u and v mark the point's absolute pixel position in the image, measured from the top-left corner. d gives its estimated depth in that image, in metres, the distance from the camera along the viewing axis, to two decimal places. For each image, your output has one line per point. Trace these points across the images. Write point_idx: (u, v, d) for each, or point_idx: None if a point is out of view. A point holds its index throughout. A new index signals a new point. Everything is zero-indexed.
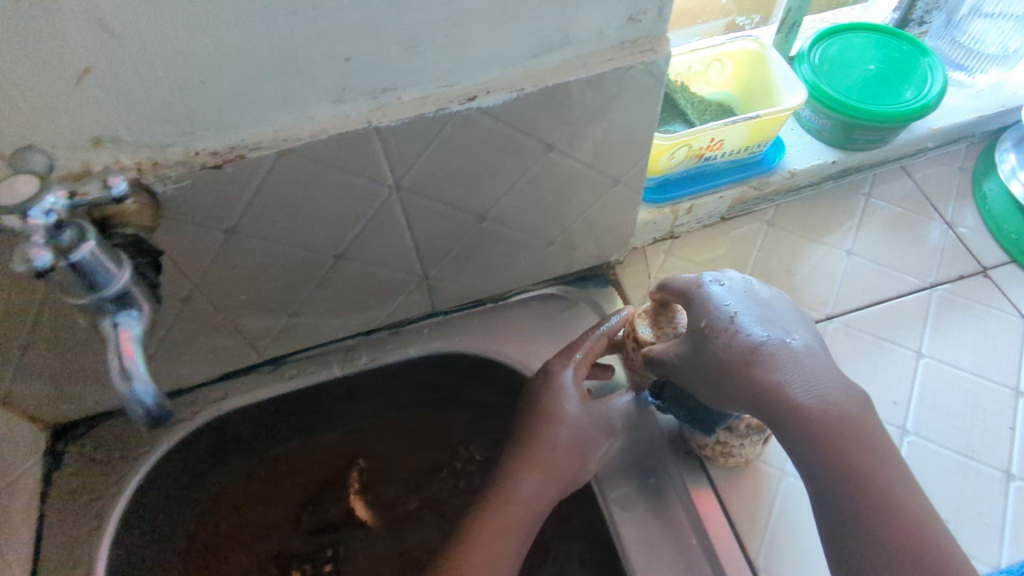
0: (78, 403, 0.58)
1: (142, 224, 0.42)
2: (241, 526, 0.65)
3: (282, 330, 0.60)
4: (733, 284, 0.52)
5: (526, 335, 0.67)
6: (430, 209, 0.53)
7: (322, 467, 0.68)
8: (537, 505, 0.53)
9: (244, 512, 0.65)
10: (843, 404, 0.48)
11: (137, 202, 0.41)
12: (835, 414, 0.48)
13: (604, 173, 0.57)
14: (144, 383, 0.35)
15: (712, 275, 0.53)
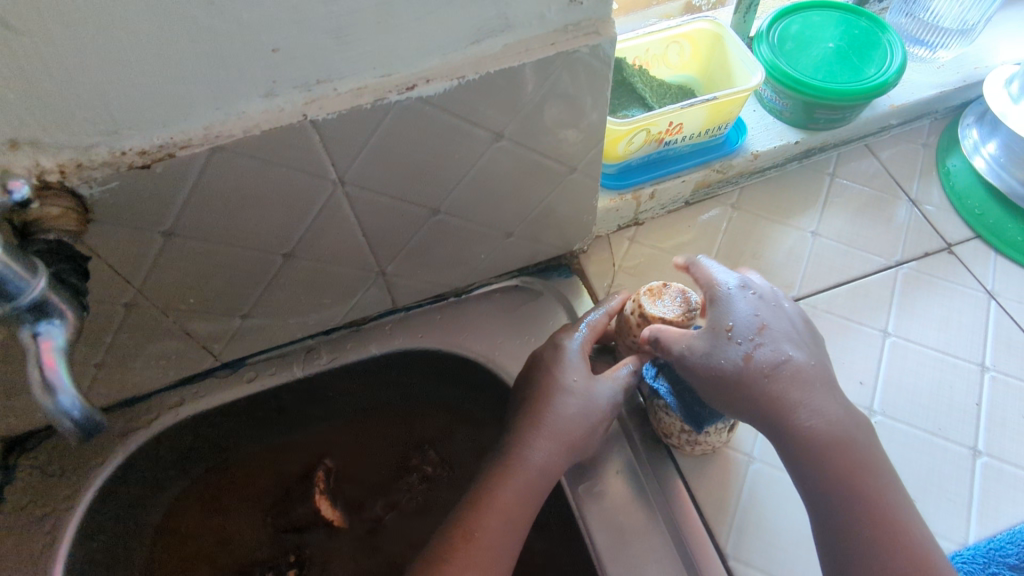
0: (25, 415, 0.57)
1: (66, 229, 0.41)
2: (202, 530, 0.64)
3: (237, 333, 0.59)
4: (761, 292, 0.53)
5: (490, 328, 0.66)
6: (379, 203, 0.51)
7: (285, 469, 0.67)
8: (534, 488, 0.51)
9: (207, 522, 0.64)
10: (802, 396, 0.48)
11: (58, 205, 0.40)
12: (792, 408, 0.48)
13: (559, 160, 0.55)
14: (70, 396, 0.34)
15: (740, 281, 0.54)
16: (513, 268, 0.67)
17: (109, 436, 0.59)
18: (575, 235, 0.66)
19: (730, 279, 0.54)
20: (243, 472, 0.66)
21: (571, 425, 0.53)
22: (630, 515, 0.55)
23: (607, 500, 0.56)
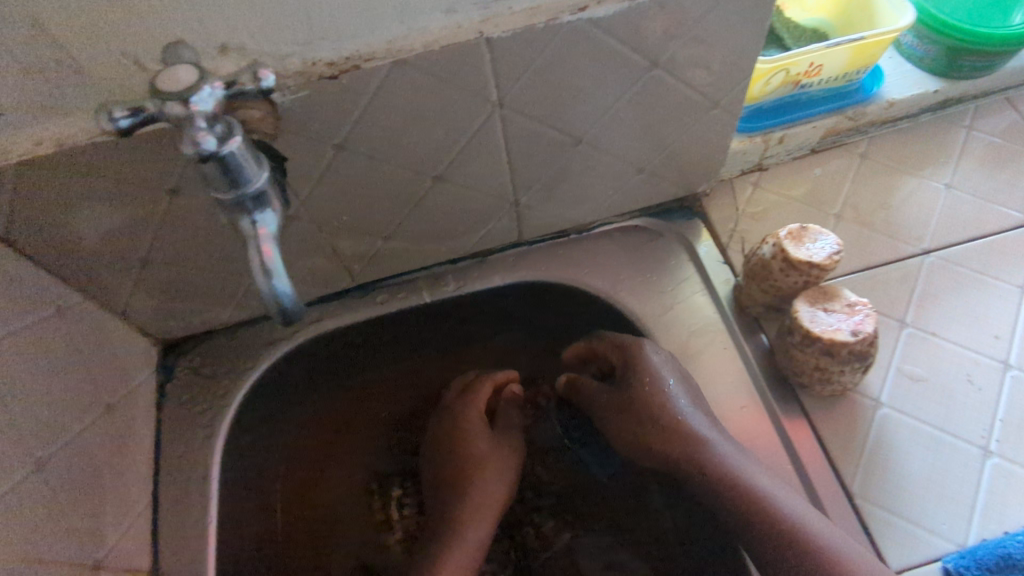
0: (186, 319, 0.62)
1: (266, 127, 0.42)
2: (336, 442, 0.70)
3: (375, 255, 0.62)
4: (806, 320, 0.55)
5: (611, 265, 0.67)
6: (528, 130, 0.53)
7: (409, 393, 0.72)
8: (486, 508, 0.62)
9: (340, 443, 0.70)
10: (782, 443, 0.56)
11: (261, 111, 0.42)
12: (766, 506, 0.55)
13: (702, 95, 0.55)
14: (282, 281, 0.37)
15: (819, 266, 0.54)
16: (636, 207, 0.68)
17: (255, 344, 0.65)
18: (700, 175, 0.66)
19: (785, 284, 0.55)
20: (370, 395, 0.71)
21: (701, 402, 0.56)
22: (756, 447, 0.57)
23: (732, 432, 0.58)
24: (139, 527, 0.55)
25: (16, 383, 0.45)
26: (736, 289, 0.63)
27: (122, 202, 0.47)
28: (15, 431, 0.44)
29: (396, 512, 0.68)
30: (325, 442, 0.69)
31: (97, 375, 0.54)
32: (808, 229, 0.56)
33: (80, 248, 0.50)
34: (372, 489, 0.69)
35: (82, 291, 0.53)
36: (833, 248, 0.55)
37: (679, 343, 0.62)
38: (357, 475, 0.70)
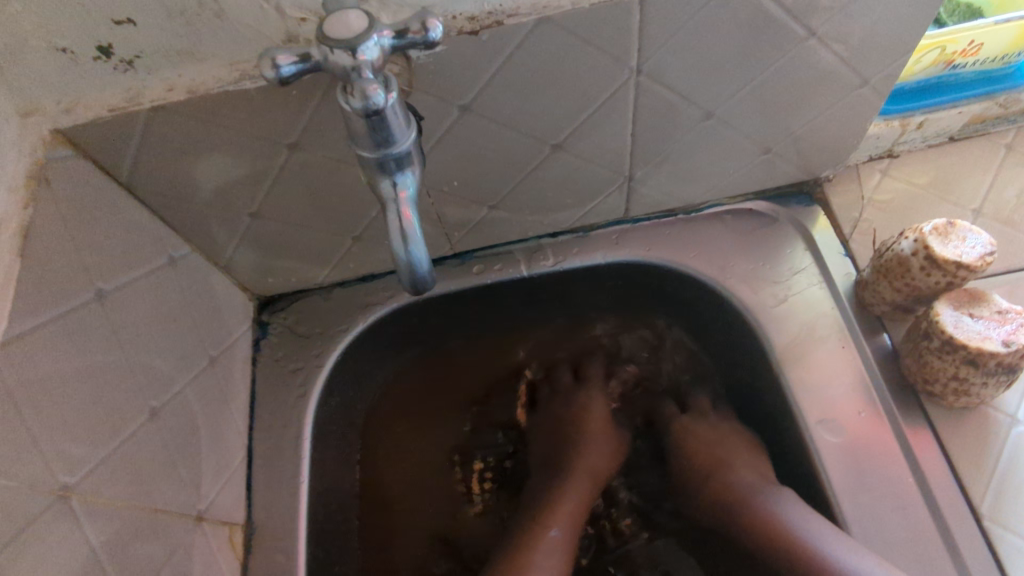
0: (284, 277, 0.62)
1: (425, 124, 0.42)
2: (425, 414, 0.71)
3: (479, 224, 0.60)
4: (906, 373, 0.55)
5: (721, 250, 0.63)
6: (660, 100, 0.49)
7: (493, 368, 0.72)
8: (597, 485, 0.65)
9: (425, 410, 0.71)
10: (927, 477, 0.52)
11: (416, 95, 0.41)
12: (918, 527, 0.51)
13: (851, 71, 0.51)
14: (419, 247, 0.35)
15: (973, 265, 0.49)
16: (752, 189, 0.63)
17: (349, 306, 0.64)
18: (827, 160, 0.61)
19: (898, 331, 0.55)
20: (451, 362, 0.71)
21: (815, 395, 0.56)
22: (876, 455, 0.53)
23: (849, 436, 0.54)
24: (236, 480, 0.55)
25: (133, 329, 0.45)
26: (859, 285, 0.59)
27: (242, 154, 0.46)
28: (133, 377, 0.44)
29: (477, 485, 0.70)
30: (410, 410, 0.70)
31: (202, 325, 0.54)
32: (955, 225, 0.51)
33: (195, 198, 0.49)
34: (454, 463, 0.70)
35: (191, 242, 0.53)
36: (983, 246, 0.50)
37: (792, 337, 0.59)
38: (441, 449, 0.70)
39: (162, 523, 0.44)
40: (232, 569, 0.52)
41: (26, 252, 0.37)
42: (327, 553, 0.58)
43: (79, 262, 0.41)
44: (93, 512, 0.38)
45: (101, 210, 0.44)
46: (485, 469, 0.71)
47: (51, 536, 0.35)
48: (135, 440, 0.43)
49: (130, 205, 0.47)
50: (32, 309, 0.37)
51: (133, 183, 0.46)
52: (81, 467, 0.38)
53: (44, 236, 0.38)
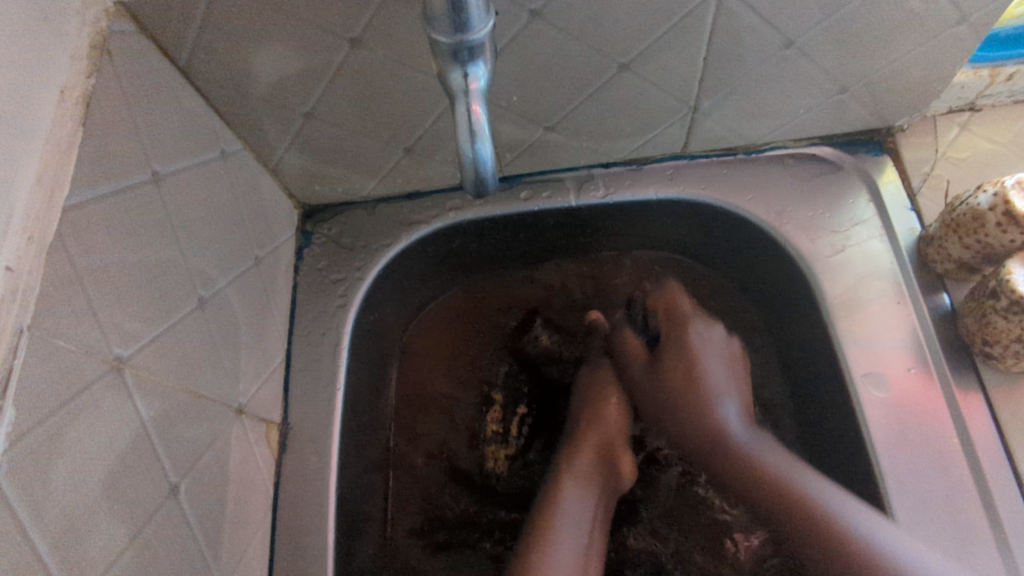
0: (330, 186, 0.61)
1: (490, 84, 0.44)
2: (446, 346, 0.70)
3: (532, 146, 0.58)
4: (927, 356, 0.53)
5: (779, 194, 0.61)
6: (740, 22, 0.46)
7: (520, 298, 0.71)
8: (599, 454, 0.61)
9: (460, 349, 0.70)
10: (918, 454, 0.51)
11: None
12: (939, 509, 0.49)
13: (952, 6, 0.47)
14: (484, 143, 0.35)
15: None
16: (820, 133, 0.60)
17: (393, 222, 0.64)
18: (905, 107, 0.58)
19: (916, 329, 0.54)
20: (488, 296, 0.71)
21: (867, 356, 0.55)
22: (919, 411, 0.52)
23: (895, 392, 0.53)
24: (275, 380, 0.56)
25: (185, 217, 0.45)
26: (923, 239, 0.56)
27: (301, 46, 0.45)
28: (183, 264, 0.44)
29: (514, 429, 0.68)
30: (448, 346, 0.70)
31: (249, 224, 0.54)
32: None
33: (251, 91, 0.48)
34: (486, 402, 0.69)
35: (243, 139, 0.53)
36: None
37: (846, 288, 0.57)
38: (468, 388, 0.69)
39: (205, 409, 0.45)
40: (267, 464, 0.54)
41: (88, 121, 0.36)
42: (358, 460, 0.59)
43: (138, 140, 0.40)
44: (144, 387, 0.39)
45: (159, 92, 0.43)
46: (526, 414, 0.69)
47: (106, 402, 0.36)
48: (184, 326, 0.44)
49: (187, 91, 0.46)
50: (92, 180, 0.36)
51: (190, 69, 0.45)
52: (135, 341, 0.38)
53: (106, 108, 0.38)
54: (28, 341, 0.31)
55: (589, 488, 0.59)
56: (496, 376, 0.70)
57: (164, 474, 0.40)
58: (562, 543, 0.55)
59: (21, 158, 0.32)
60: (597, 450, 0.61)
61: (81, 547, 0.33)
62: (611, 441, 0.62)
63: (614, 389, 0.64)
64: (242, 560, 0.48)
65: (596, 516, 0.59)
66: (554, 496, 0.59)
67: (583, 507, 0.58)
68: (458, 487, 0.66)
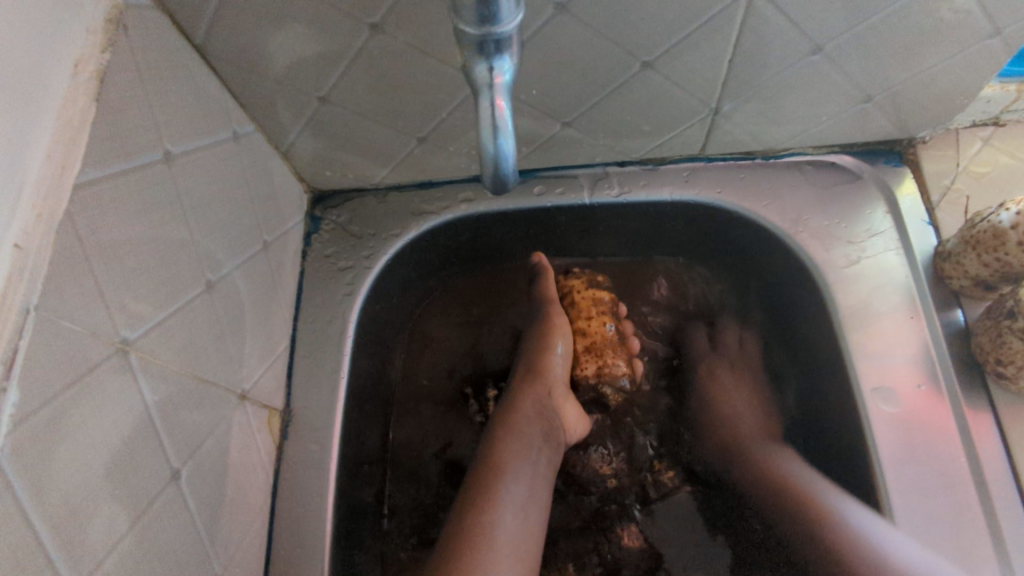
0: (341, 172, 0.61)
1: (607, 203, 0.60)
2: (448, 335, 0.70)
3: (548, 141, 0.57)
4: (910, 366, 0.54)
5: (795, 201, 0.60)
6: (770, 26, 0.46)
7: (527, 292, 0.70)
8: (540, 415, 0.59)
9: (445, 351, 0.69)
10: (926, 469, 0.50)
11: None
12: (943, 531, 0.49)
13: (985, 18, 0.46)
14: (506, 140, 0.34)
15: None
16: (840, 141, 0.60)
17: (403, 211, 0.63)
18: (928, 119, 0.57)
19: (908, 347, 0.55)
20: (475, 301, 0.70)
21: (877, 369, 0.54)
22: (928, 429, 0.52)
23: (904, 407, 0.52)
24: (279, 366, 0.56)
25: (196, 199, 0.44)
26: (940, 254, 0.56)
27: (320, 30, 0.44)
28: (192, 247, 0.44)
29: (492, 412, 0.67)
30: (442, 343, 0.70)
31: (260, 209, 0.53)
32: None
33: (268, 72, 0.47)
34: (466, 396, 0.68)
35: (256, 121, 0.52)
36: None
37: (858, 301, 0.56)
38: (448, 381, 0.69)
39: (209, 394, 0.45)
40: (268, 450, 0.53)
41: (101, 97, 0.35)
42: (358, 450, 0.59)
43: (150, 118, 0.40)
44: (149, 370, 0.38)
45: (173, 70, 0.42)
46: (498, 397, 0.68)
47: (110, 386, 0.35)
48: (191, 308, 0.43)
49: (201, 71, 0.45)
50: (104, 158, 0.35)
51: (207, 48, 0.45)
52: (141, 324, 0.38)
53: (120, 84, 0.37)
54: (35, 321, 0.30)
55: (526, 447, 0.57)
56: (481, 370, 0.70)
57: (166, 459, 0.39)
58: (503, 519, 0.52)
59: (32, 131, 0.31)
60: (541, 401, 0.60)
61: (83, 533, 0.32)
62: (550, 392, 0.61)
63: (559, 339, 0.62)
64: (241, 547, 0.48)
65: (536, 468, 0.56)
66: (492, 451, 0.56)
67: (523, 463, 0.56)
68: (445, 478, 0.65)
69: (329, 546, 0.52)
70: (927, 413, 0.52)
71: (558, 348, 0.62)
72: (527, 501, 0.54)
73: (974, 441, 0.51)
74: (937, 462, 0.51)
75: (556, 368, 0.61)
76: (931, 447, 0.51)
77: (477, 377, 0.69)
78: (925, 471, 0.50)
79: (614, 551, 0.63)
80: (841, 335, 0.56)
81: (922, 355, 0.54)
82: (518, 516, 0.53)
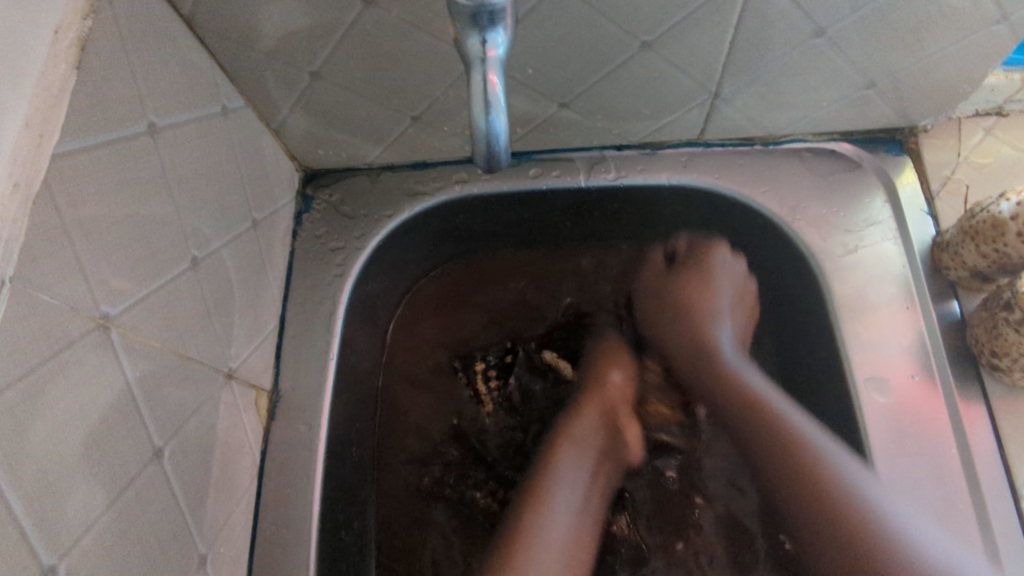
0: (334, 151, 0.60)
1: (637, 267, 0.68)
2: (438, 317, 0.69)
3: (545, 123, 0.57)
4: (901, 355, 0.54)
5: (793, 188, 0.60)
6: (772, 6, 0.45)
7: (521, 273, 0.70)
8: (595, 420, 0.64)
9: (441, 328, 0.69)
10: (917, 460, 0.50)
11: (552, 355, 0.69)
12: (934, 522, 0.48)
13: (992, 3, 0.45)
14: (497, 116, 0.33)
15: None
16: (840, 128, 0.59)
17: (395, 192, 0.62)
18: (930, 107, 0.56)
19: (901, 338, 0.54)
20: (467, 284, 0.70)
21: (871, 359, 0.54)
22: (920, 420, 0.51)
23: (897, 398, 0.52)
24: (267, 346, 0.55)
25: (182, 173, 0.43)
26: (938, 245, 0.55)
27: (311, 1, 0.43)
28: (178, 222, 0.43)
29: (483, 386, 0.67)
30: (431, 325, 0.69)
31: (249, 186, 0.52)
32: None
33: (257, 44, 0.46)
34: (455, 368, 0.68)
35: (246, 96, 0.51)
36: None
37: (854, 290, 0.56)
38: (442, 355, 0.68)
39: (194, 372, 0.44)
40: (255, 430, 0.53)
41: (81, 65, 0.34)
42: (347, 432, 0.58)
43: (134, 89, 0.39)
44: (131, 347, 0.37)
45: (159, 40, 0.41)
46: (486, 369, 0.68)
47: (90, 361, 0.34)
48: (175, 285, 0.42)
49: (189, 42, 0.44)
50: (82, 128, 0.34)
51: (194, 18, 0.43)
52: (123, 300, 0.37)
53: (101, 51, 0.36)
54: (8, 293, 0.29)
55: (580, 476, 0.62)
56: (471, 346, 0.69)
57: (148, 437, 0.39)
58: (552, 529, 0.58)
59: (6, 98, 0.29)
60: (602, 414, 0.65)
61: (60, 511, 0.32)
62: (614, 404, 0.65)
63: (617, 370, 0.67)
64: (225, 528, 0.47)
65: (588, 495, 0.62)
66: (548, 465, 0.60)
67: (571, 493, 0.61)
68: (442, 454, 0.65)
69: (315, 528, 0.52)
70: (919, 406, 0.52)
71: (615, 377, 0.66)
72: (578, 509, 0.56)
73: (967, 433, 0.51)
74: (929, 455, 0.50)
75: (615, 383, 0.66)
76: (922, 438, 0.51)
77: (467, 350, 0.68)
78: (916, 461, 0.50)
79: (605, 535, 0.63)
80: (835, 323, 0.55)
81: (916, 345, 0.54)
82: (565, 528, 0.59)
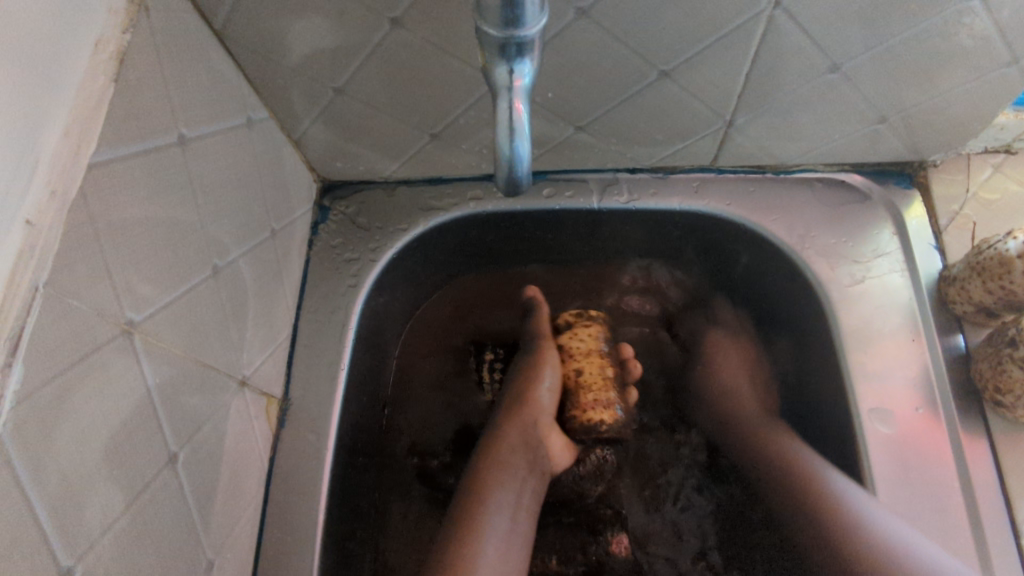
0: (352, 164, 0.61)
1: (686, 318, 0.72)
2: (455, 319, 0.70)
3: (561, 144, 0.57)
4: (908, 387, 0.54)
5: (803, 217, 0.60)
6: (788, 42, 0.46)
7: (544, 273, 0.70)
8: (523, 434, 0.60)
9: (455, 324, 0.70)
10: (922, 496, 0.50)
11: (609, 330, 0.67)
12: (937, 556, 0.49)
13: (1004, 45, 0.46)
14: (522, 142, 0.34)
15: None
16: (850, 161, 0.60)
17: (411, 206, 0.63)
18: (940, 143, 0.57)
19: (907, 370, 0.55)
20: (481, 291, 0.70)
21: (876, 390, 0.54)
22: (922, 453, 0.52)
23: (899, 429, 0.53)
24: (280, 354, 0.56)
25: (207, 182, 0.44)
26: (945, 279, 0.56)
27: (340, 22, 0.44)
28: (201, 231, 0.44)
29: (487, 375, 0.70)
30: (443, 330, 0.70)
31: (269, 196, 0.53)
32: None
33: (284, 60, 0.47)
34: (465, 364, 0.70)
35: (270, 108, 0.52)
36: None
37: (859, 320, 0.56)
38: (454, 347, 0.70)
39: (209, 379, 0.44)
40: (264, 437, 0.53)
41: (120, 77, 0.35)
42: (354, 443, 0.59)
43: (167, 102, 0.40)
44: (152, 352, 0.38)
45: (191, 52, 0.42)
46: (492, 361, 0.71)
47: (112, 366, 0.35)
48: (196, 293, 0.43)
49: (219, 55, 0.45)
50: (118, 138, 0.35)
51: (226, 32, 0.44)
52: (147, 306, 0.38)
53: (138, 66, 0.37)
54: (42, 299, 0.30)
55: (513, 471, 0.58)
56: (481, 336, 0.71)
57: (164, 442, 0.39)
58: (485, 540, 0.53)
59: (46, 107, 0.31)
60: (523, 435, 0.60)
61: (79, 511, 0.32)
62: (536, 421, 0.61)
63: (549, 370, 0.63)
64: (233, 533, 0.48)
65: (521, 500, 0.58)
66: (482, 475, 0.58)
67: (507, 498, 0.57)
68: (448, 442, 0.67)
69: (319, 538, 0.52)
70: (921, 438, 0.52)
71: (545, 381, 0.62)
72: (510, 533, 0.55)
73: (973, 469, 0.51)
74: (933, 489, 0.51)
75: (542, 398, 0.62)
76: (925, 472, 0.51)
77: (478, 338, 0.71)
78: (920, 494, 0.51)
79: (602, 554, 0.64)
80: (841, 353, 0.56)
81: (923, 378, 0.55)
82: (505, 524, 0.55)
